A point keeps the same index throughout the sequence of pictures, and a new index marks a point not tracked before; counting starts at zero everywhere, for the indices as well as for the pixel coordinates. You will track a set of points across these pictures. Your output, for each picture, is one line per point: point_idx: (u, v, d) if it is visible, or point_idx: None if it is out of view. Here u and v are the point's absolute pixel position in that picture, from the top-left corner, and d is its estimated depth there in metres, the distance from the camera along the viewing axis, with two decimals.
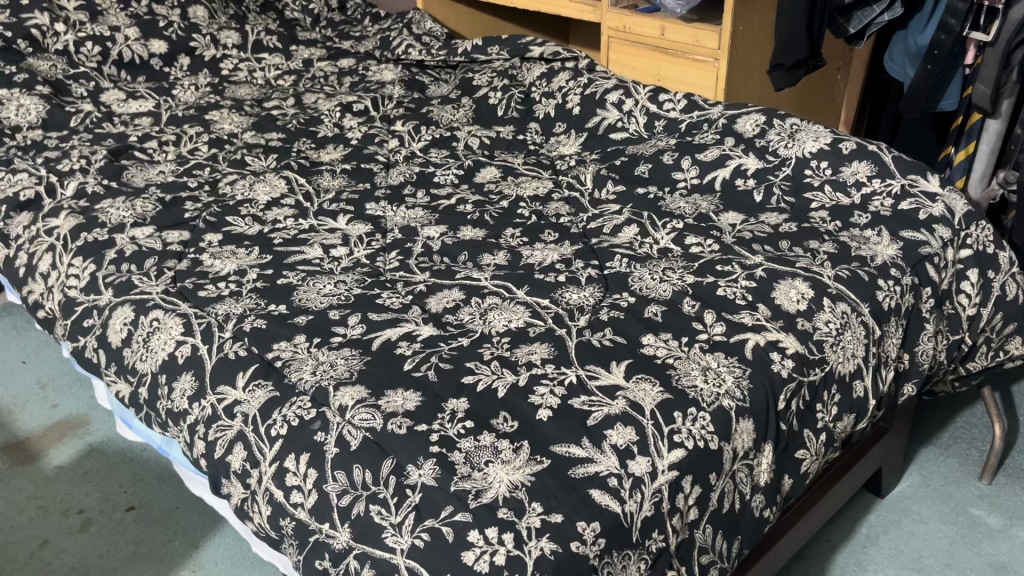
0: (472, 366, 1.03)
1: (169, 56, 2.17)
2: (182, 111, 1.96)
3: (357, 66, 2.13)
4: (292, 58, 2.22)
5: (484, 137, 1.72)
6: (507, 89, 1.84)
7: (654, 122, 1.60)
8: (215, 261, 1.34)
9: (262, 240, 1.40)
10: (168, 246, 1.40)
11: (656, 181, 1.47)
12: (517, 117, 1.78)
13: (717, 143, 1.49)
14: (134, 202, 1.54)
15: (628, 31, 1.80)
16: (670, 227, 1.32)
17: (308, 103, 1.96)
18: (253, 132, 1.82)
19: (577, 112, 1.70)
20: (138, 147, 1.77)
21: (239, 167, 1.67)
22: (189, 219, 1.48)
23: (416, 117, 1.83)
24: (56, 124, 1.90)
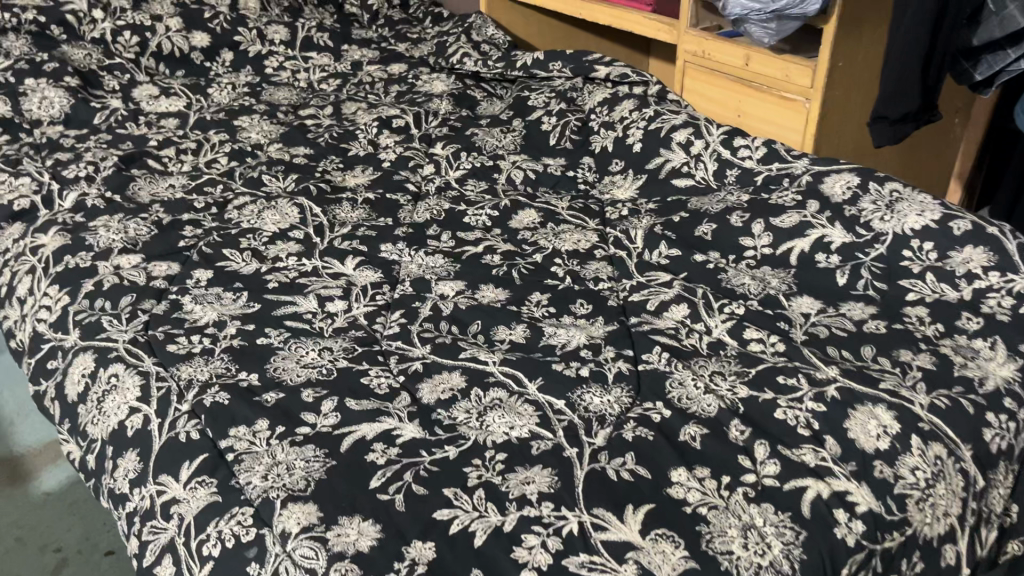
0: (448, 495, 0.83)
1: (211, 50, 2.02)
2: (212, 113, 1.80)
3: (409, 73, 1.94)
4: (342, 59, 2.05)
5: (530, 171, 1.51)
6: (564, 114, 1.63)
7: (726, 170, 1.36)
8: (197, 306, 1.17)
9: (255, 285, 1.23)
10: (152, 283, 1.24)
11: (719, 246, 1.24)
12: (571, 149, 1.56)
13: (798, 206, 1.25)
14: (131, 223, 1.38)
15: (708, 57, 1.55)
16: (728, 312, 1.09)
17: (347, 113, 1.78)
18: (280, 145, 1.65)
19: (639, 148, 1.48)
20: (155, 154, 1.62)
21: (254, 187, 1.50)
22: (183, 248, 1.32)
23: (458, 140, 1.64)
24: (79, 121, 1.77)
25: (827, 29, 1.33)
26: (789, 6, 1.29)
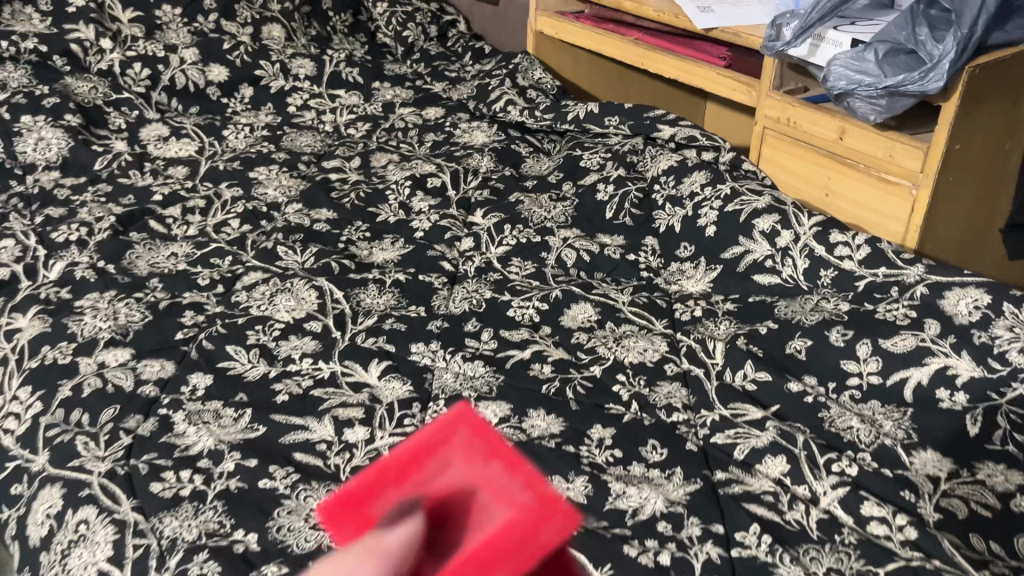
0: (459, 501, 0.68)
1: (229, 85, 1.83)
2: (225, 161, 1.60)
3: (445, 120, 1.75)
4: (372, 99, 1.86)
5: (584, 250, 1.31)
6: (623, 182, 1.43)
7: (820, 270, 1.16)
8: (191, 427, 0.98)
9: (262, 398, 1.03)
10: (141, 389, 1.05)
11: (815, 371, 1.04)
12: (631, 226, 1.36)
13: (914, 325, 1.04)
14: (122, 305, 1.19)
15: (793, 126, 1.35)
16: (838, 474, 0.88)
17: (376, 166, 1.59)
18: (300, 205, 1.46)
19: (712, 233, 1.27)
20: (157, 212, 1.43)
21: (266, 260, 1.30)
22: (180, 341, 1.13)
23: (501, 207, 1.44)
24: (78, 166, 1.58)
25: (947, 108, 1.12)
26: (906, 82, 1.09)
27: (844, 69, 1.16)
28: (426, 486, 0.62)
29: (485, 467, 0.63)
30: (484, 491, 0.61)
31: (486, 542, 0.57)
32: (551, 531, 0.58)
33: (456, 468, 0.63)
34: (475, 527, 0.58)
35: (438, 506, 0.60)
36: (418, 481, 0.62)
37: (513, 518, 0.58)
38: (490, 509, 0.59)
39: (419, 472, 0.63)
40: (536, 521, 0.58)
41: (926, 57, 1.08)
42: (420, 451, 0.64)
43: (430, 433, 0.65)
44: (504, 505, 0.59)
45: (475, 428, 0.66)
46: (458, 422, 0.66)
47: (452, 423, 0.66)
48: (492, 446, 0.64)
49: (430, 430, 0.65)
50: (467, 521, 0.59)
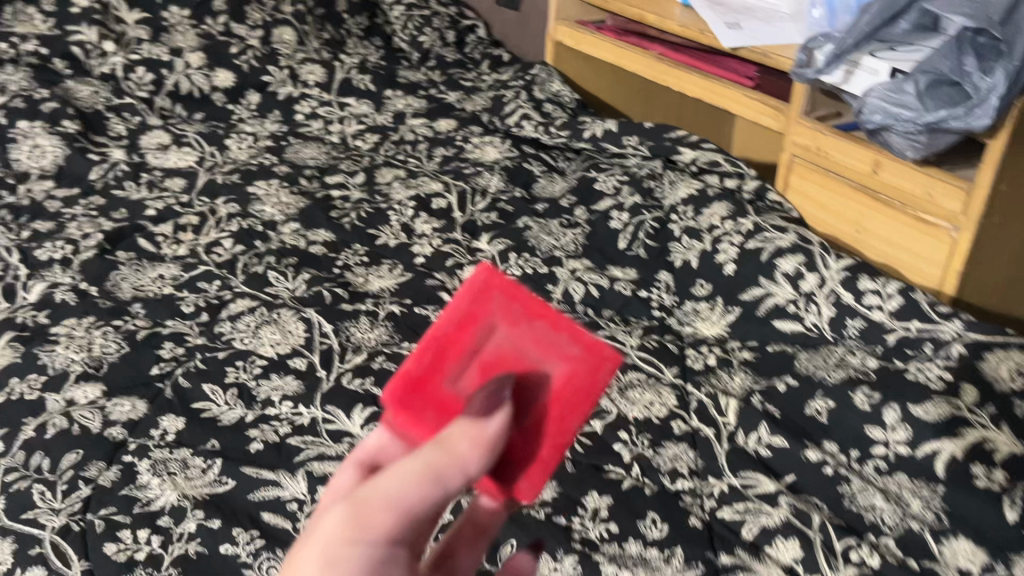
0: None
1: (236, 91, 1.76)
2: (224, 174, 1.53)
3: (457, 133, 1.67)
4: (383, 108, 1.78)
5: (593, 285, 1.22)
6: (639, 210, 1.34)
7: (846, 320, 1.06)
8: (155, 479, 0.91)
9: (235, 447, 0.96)
10: (108, 432, 0.98)
11: (837, 437, 0.94)
12: (644, 258, 1.27)
13: (949, 391, 0.93)
14: (98, 333, 1.13)
15: (824, 156, 1.25)
16: (857, 564, 0.79)
17: (381, 183, 1.51)
18: (297, 225, 1.38)
19: (732, 272, 1.17)
20: (148, 229, 1.36)
21: (255, 286, 1.23)
22: (155, 378, 1.06)
23: (508, 232, 1.35)
24: (73, 175, 1.52)
25: (993, 146, 1.02)
26: (950, 117, 0.99)
27: (881, 102, 1.06)
28: (477, 356, 0.66)
29: (524, 331, 0.65)
30: (537, 350, 0.65)
31: (552, 400, 0.64)
32: (600, 376, 0.65)
33: (502, 333, 0.66)
34: (534, 386, 0.64)
35: (498, 368, 0.65)
36: (466, 354, 0.66)
37: (573, 370, 0.64)
38: (544, 364, 0.64)
39: (466, 346, 0.66)
40: (591, 376, 0.65)
41: (971, 89, 0.98)
42: (464, 326, 0.67)
43: (462, 313, 0.67)
44: (560, 361, 0.65)
45: (502, 288, 0.67)
46: (488, 285, 0.67)
47: (481, 284, 0.68)
48: (525, 305, 0.67)
49: (461, 305, 0.67)
50: (523, 379, 0.64)
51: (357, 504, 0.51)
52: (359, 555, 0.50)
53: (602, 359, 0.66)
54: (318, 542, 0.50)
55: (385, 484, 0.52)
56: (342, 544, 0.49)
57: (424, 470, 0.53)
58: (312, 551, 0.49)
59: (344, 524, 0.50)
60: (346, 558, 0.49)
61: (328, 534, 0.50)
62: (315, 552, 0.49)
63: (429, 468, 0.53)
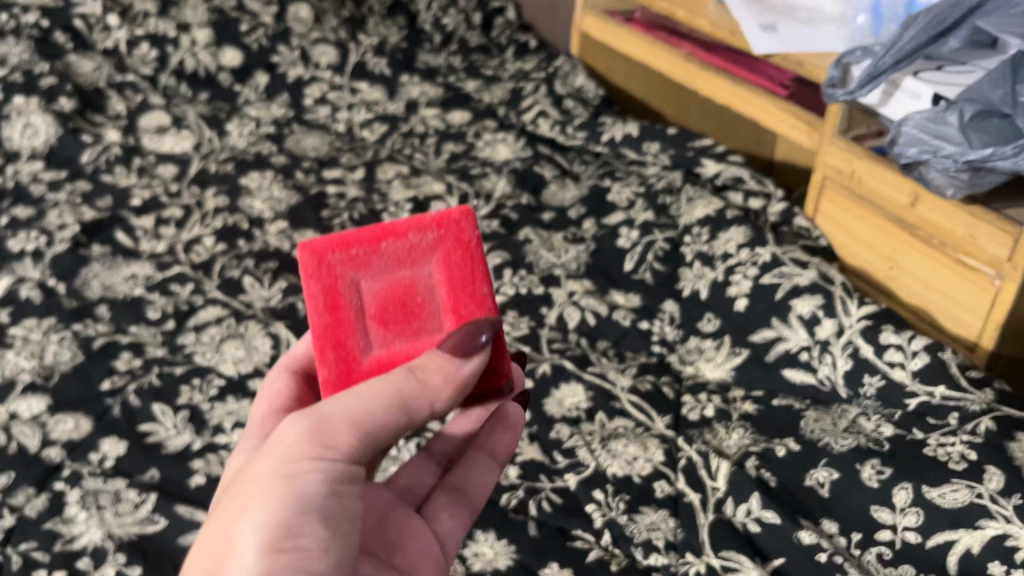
0: (277, 368, 0.76)
1: (243, 71, 1.68)
2: (218, 162, 1.46)
3: (469, 128, 1.56)
4: (396, 96, 1.67)
5: (590, 311, 1.12)
6: (650, 228, 1.22)
7: (863, 377, 0.94)
8: (82, 512, 0.84)
9: (175, 479, 0.88)
10: (45, 452, 0.91)
11: (838, 515, 0.83)
12: (650, 284, 1.16)
13: (971, 474, 0.81)
14: (55, 337, 1.06)
15: (858, 182, 1.12)
16: None
17: (381, 180, 1.42)
18: (284, 224, 1.30)
19: (743, 309, 1.06)
20: (129, 221, 1.29)
21: (229, 292, 1.15)
22: (105, 393, 0.98)
23: (506, 245, 1.25)
24: (64, 157, 1.46)
25: None
26: (996, 156, 0.86)
27: (917, 132, 0.94)
28: (365, 316, 0.65)
29: (381, 261, 0.65)
30: (403, 263, 0.65)
31: (451, 289, 0.66)
32: (471, 236, 0.67)
33: (367, 278, 0.65)
34: (430, 296, 0.66)
35: (391, 308, 0.65)
36: (357, 322, 0.65)
37: (445, 252, 0.66)
38: (419, 269, 0.66)
39: (349, 315, 0.65)
40: (459, 243, 0.66)
41: None
42: (333, 304, 0.65)
43: (320, 290, 0.65)
44: (433, 254, 0.66)
45: (329, 248, 0.65)
46: (320, 261, 0.65)
47: (313, 263, 0.65)
48: (360, 241, 0.65)
49: (315, 291, 0.65)
50: (420, 297, 0.66)
51: (313, 431, 0.56)
52: (303, 483, 0.55)
53: (458, 221, 0.67)
54: (275, 463, 0.55)
55: (335, 412, 0.57)
56: (303, 459, 0.55)
57: (374, 401, 0.58)
58: (268, 474, 0.55)
59: (301, 446, 0.56)
60: (290, 487, 0.55)
61: (287, 451, 0.56)
62: (272, 471, 0.55)
63: (387, 396, 0.58)
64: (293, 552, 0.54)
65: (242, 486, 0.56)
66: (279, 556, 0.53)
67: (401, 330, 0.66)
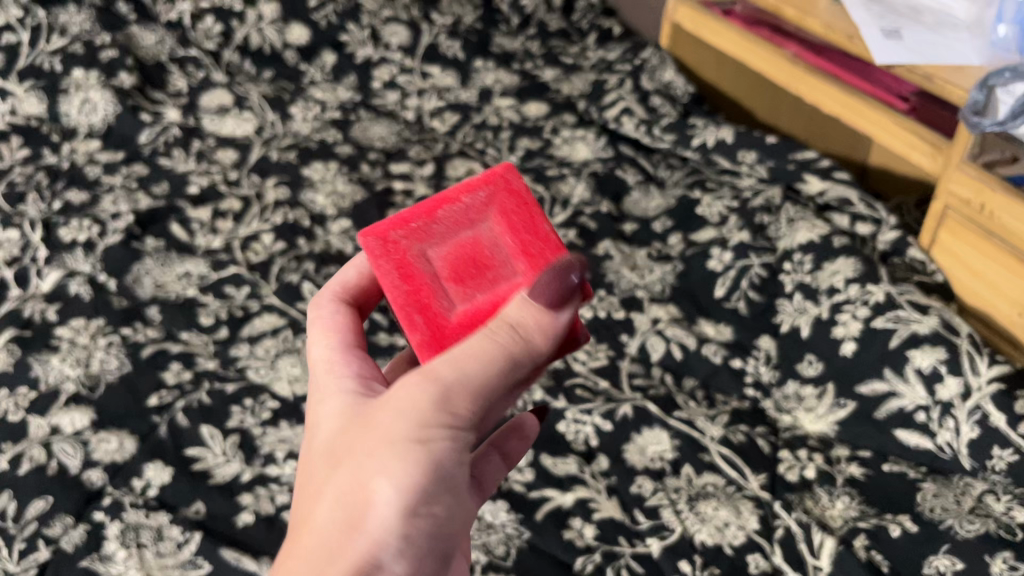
0: None
1: (310, 50, 1.60)
2: (280, 149, 1.38)
3: (546, 122, 1.46)
4: (469, 82, 1.57)
5: (675, 343, 1.02)
6: (745, 250, 1.11)
7: (991, 446, 0.83)
8: (121, 550, 0.77)
9: (222, 516, 0.81)
10: (86, 475, 0.84)
11: None
12: (744, 315, 1.05)
13: None
14: (102, 341, 1.00)
15: (988, 216, 1.00)
16: None
17: (451, 177, 1.33)
18: (348, 223, 1.22)
19: (850, 354, 0.95)
20: (185, 212, 1.23)
21: (287, 298, 1.07)
22: (152, 410, 0.92)
23: (584, 259, 1.15)
24: (122, 136, 1.40)
25: None
26: None
27: None
28: (441, 279, 0.60)
29: (444, 227, 0.61)
30: (462, 224, 0.61)
31: (514, 235, 0.62)
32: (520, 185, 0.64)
33: (434, 246, 0.60)
34: (497, 247, 0.61)
35: (465, 263, 0.60)
36: (434, 285, 0.59)
37: (500, 203, 0.63)
38: (479, 226, 0.62)
39: (426, 282, 0.59)
40: (514, 194, 0.63)
41: None
42: (407, 274, 0.59)
43: (393, 265, 0.59)
44: (489, 209, 0.62)
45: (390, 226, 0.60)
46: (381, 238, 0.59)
47: (377, 246, 0.59)
48: (415, 214, 0.61)
49: (387, 269, 0.59)
50: (487, 251, 0.61)
51: (442, 390, 0.46)
52: (438, 451, 0.45)
53: (504, 175, 0.64)
54: (407, 421, 0.45)
55: (456, 374, 0.47)
56: (435, 426, 0.45)
57: (497, 358, 0.48)
58: (401, 437, 0.45)
59: (434, 407, 0.46)
60: (428, 455, 0.45)
61: (418, 413, 0.45)
62: (404, 436, 0.45)
63: (498, 350, 0.48)
64: (430, 520, 0.45)
65: (365, 447, 0.45)
66: (415, 520, 0.44)
67: (477, 284, 0.60)
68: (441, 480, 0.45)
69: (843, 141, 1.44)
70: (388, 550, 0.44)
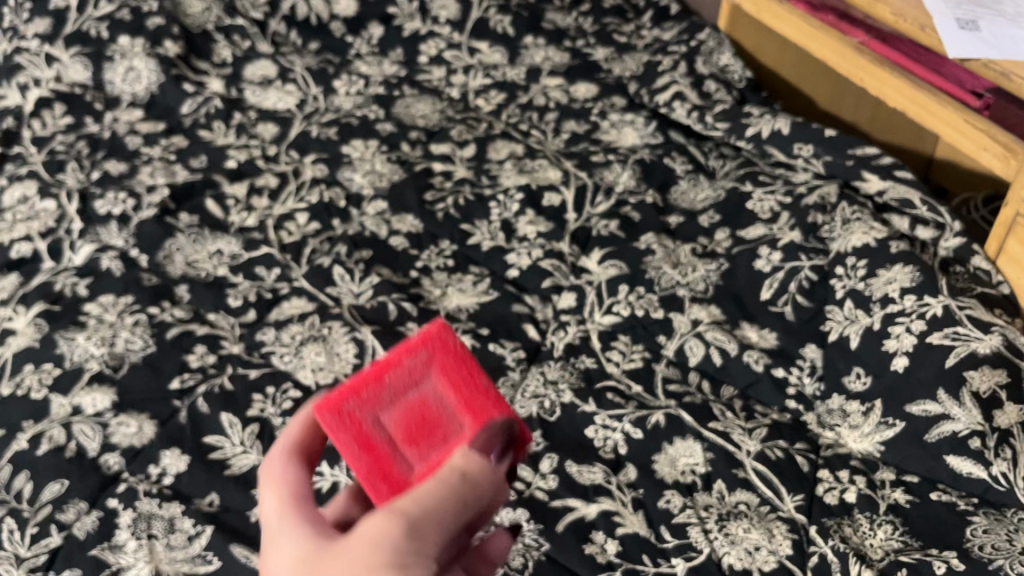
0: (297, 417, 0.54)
1: (357, 22, 1.56)
2: (321, 124, 1.35)
3: (595, 104, 1.40)
4: (518, 60, 1.52)
5: (716, 347, 0.97)
6: (795, 252, 1.05)
7: None
8: (132, 541, 0.76)
9: (236, 509, 0.79)
10: (103, 459, 0.83)
11: None
12: (790, 321, 1.00)
13: None
14: (130, 320, 0.99)
15: None
16: None
17: (492, 160, 1.28)
18: (384, 205, 1.19)
19: (902, 370, 0.89)
20: (221, 187, 1.21)
21: (316, 283, 1.05)
22: (174, 393, 0.90)
23: (624, 251, 1.10)
24: (164, 106, 1.39)
25: None
26: None
27: None
28: (396, 444, 0.56)
29: (391, 393, 0.56)
30: (406, 386, 0.57)
31: (459, 392, 0.57)
32: (449, 336, 0.59)
33: (385, 412, 0.56)
34: (444, 406, 0.57)
35: (415, 426, 0.56)
36: (392, 454, 0.56)
37: (441, 361, 0.58)
38: (424, 384, 0.57)
39: (385, 452, 0.55)
40: (455, 351, 0.58)
41: None
42: (367, 444, 0.55)
43: (347, 439, 0.55)
44: (430, 368, 0.57)
45: (340, 397, 0.55)
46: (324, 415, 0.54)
47: (332, 421, 0.54)
48: (362, 380, 0.56)
49: (343, 441, 0.55)
50: (434, 411, 0.57)
51: (408, 523, 0.45)
52: None
53: (439, 333, 0.58)
54: (382, 555, 0.43)
55: (420, 508, 0.46)
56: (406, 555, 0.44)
57: (448, 493, 0.47)
58: (381, 563, 0.43)
59: (400, 544, 0.44)
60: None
61: (388, 551, 0.44)
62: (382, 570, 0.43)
63: (450, 495, 0.47)
64: None
65: None
66: None
67: (433, 446, 0.56)
68: None
69: (907, 132, 1.34)
70: None
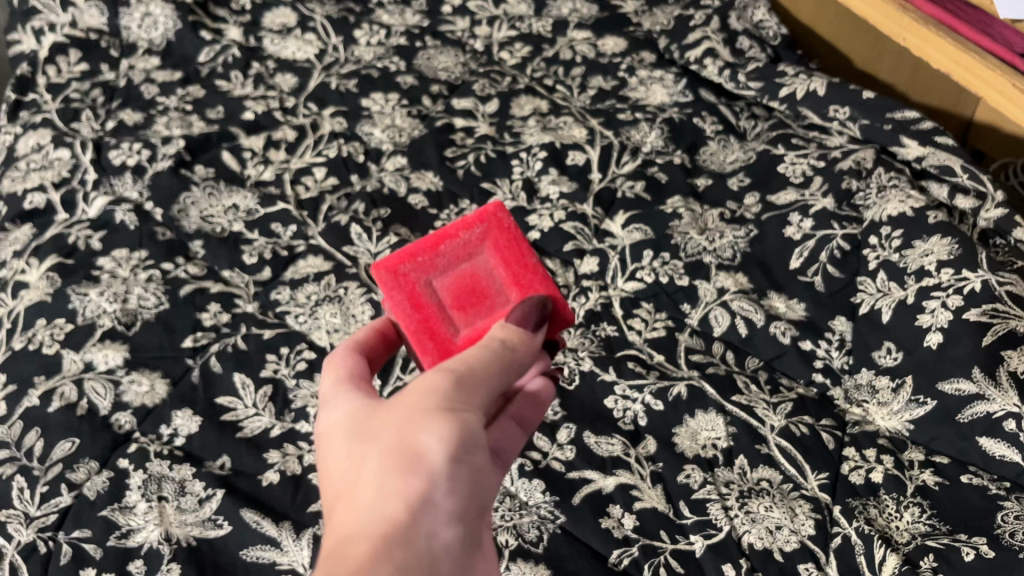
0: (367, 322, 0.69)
1: None
2: (340, 75, 1.31)
3: (624, 60, 1.35)
4: (545, 11, 1.46)
5: (741, 317, 0.94)
6: (827, 220, 1.02)
7: None
8: (142, 503, 0.76)
9: (247, 472, 0.78)
10: (115, 418, 0.82)
11: None
12: (820, 292, 0.96)
13: None
14: (143, 276, 0.97)
15: None
16: None
17: (516, 117, 1.24)
18: (403, 161, 1.16)
19: (935, 347, 0.85)
20: (238, 140, 1.18)
21: (332, 241, 1.03)
22: (186, 352, 0.89)
23: (649, 215, 1.07)
24: (181, 54, 1.36)
25: None
26: None
27: None
28: (446, 306, 0.71)
29: (446, 260, 0.72)
30: (462, 257, 0.73)
31: (507, 267, 0.73)
32: (505, 218, 0.75)
33: (439, 276, 0.72)
34: (493, 278, 0.73)
35: (465, 293, 0.71)
36: (440, 313, 0.70)
37: (493, 239, 0.74)
38: (476, 259, 0.73)
39: (433, 311, 0.70)
40: (505, 231, 0.74)
41: None
42: (419, 304, 0.70)
43: (404, 296, 0.70)
44: (483, 244, 0.74)
45: (399, 261, 0.71)
46: (392, 273, 0.70)
47: (389, 279, 0.70)
48: (419, 249, 0.72)
49: (399, 299, 0.70)
50: (484, 282, 0.72)
51: (458, 373, 0.55)
52: (467, 419, 0.53)
53: (495, 214, 0.75)
54: (433, 399, 0.52)
55: (467, 365, 0.55)
56: (456, 398, 0.53)
57: (493, 356, 0.57)
58: (430, 408, 0.52)
59: (451, 392, 0.53)
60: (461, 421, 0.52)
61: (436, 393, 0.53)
62: (435, 405, 0.52)
63: (494, 354, 0.57)
64: (467, 467, 0.52)
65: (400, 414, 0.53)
66: (458, 467, 0.52)
67: (477, 310, 0.71)
68: (470, 438, 0.52)
69: (944, 95, 1.28)
70: (439, 480, 0.51)
